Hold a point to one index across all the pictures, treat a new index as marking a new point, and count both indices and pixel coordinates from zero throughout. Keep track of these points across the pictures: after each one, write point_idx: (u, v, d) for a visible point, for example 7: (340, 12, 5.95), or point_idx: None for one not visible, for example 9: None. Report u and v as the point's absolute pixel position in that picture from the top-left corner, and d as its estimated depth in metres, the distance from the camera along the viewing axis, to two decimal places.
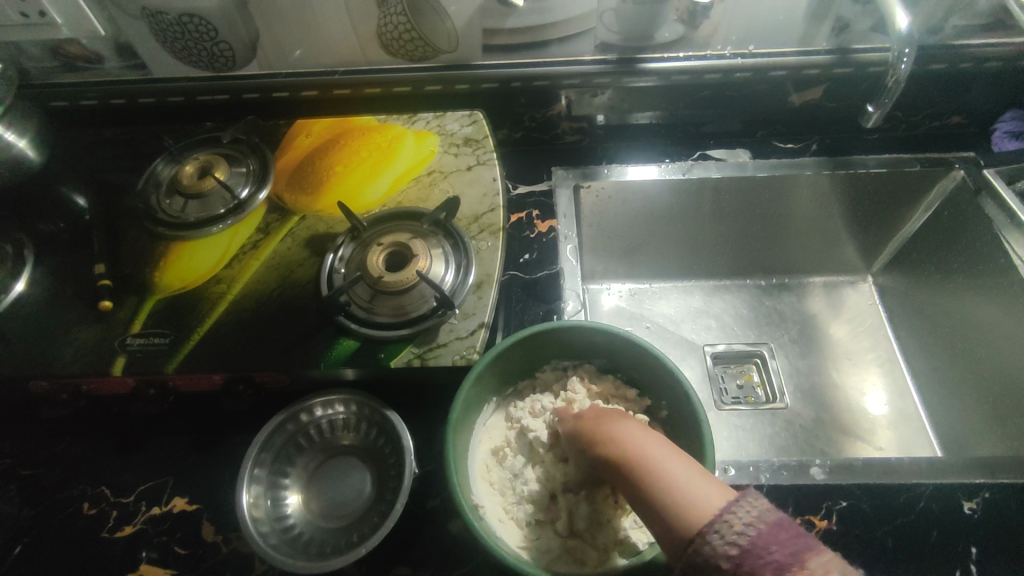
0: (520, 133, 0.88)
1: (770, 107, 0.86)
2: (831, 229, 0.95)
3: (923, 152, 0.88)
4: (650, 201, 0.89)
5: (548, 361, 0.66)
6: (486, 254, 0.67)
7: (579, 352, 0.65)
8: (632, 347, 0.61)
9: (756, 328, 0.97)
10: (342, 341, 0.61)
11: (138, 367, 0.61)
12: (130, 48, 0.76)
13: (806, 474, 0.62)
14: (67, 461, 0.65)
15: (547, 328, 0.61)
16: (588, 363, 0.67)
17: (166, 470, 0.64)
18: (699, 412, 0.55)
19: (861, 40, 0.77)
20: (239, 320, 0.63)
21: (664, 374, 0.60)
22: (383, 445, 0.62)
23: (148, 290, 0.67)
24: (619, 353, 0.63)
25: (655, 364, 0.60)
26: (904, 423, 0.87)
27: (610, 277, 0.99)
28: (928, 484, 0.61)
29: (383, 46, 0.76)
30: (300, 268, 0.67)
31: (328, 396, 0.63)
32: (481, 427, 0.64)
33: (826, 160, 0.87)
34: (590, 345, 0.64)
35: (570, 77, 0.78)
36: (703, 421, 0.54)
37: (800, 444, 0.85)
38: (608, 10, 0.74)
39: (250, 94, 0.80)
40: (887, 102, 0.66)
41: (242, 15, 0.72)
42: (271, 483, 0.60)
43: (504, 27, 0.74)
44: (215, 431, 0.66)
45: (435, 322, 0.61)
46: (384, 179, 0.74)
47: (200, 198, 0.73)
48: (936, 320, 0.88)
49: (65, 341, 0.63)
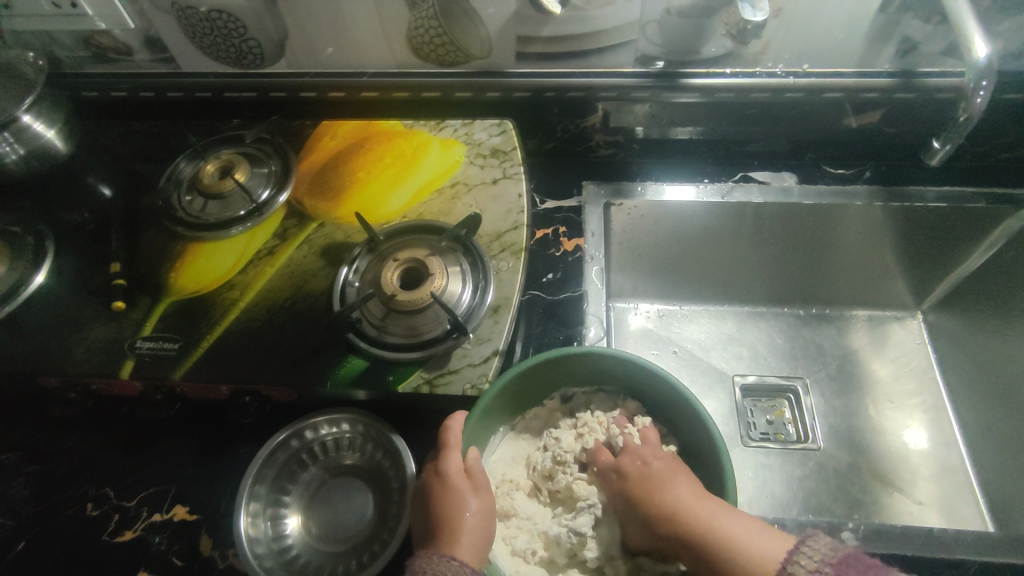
0: (552, 144, 0.84)
1: (823, 130, 0.80)
2: (881, 261, 0.89)
3: (989, 187, 0.80)
4: (685, 222, 0.84)
5: (560, 389, 0.64)
6: (506, 275, 0.64)
7: (592, 379, 0.63)
8: (652, 378, 0.58)
9: (791, 361, 0.92)
10: (351, 359, 0.59)
11: (145, 372, 0.60)
12: (159, 41, 0.75)
13: (836, 538, 0.57)
14: (75, 457, 0.65)
15: (566, 354, 0.59)
16: (598, 390, 0.64)
17: (169, 476, 0.63)
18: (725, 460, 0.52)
19: (930, 63, 0.70)
20: (249, 329, 0.62)
21: (687, 414, 0.56)
22: (387, 468, 0.60)
23: (161, 292, 0.65)
24: (634, 381, 0.61)
25: (676, 399, 0.57)
26: (947, 477, 0.81)
27: (639, 297, 0.95)
28: (974, 560, 0.56)
29: (413, 49, 0.73)
30: (314, 278, 0.65)
31: (333, 414, 0.61)
32: (485, 459, 0.61)
33: (880, 190, 0.81)
34: (603, 373, 0.61)
35: (608, 89, 0.73)
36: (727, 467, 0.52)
37: (832, 491, 0.80)
38: (651, 22, 0.69)
39: (276, 93, 0.78)
40: (957, 138, 0.58)
41: (271, 12, 0.70)
42: (271, 501, 0.58)
43: (539, 35, 0.70)
44: (220, 440, 0.65)
45: (448, 347, 0.58)
46: (406, 188, 0.71)
47: (221, 199, 0.72)
48: (992, 369, 0.81)
49: (77, 339, 0.62)
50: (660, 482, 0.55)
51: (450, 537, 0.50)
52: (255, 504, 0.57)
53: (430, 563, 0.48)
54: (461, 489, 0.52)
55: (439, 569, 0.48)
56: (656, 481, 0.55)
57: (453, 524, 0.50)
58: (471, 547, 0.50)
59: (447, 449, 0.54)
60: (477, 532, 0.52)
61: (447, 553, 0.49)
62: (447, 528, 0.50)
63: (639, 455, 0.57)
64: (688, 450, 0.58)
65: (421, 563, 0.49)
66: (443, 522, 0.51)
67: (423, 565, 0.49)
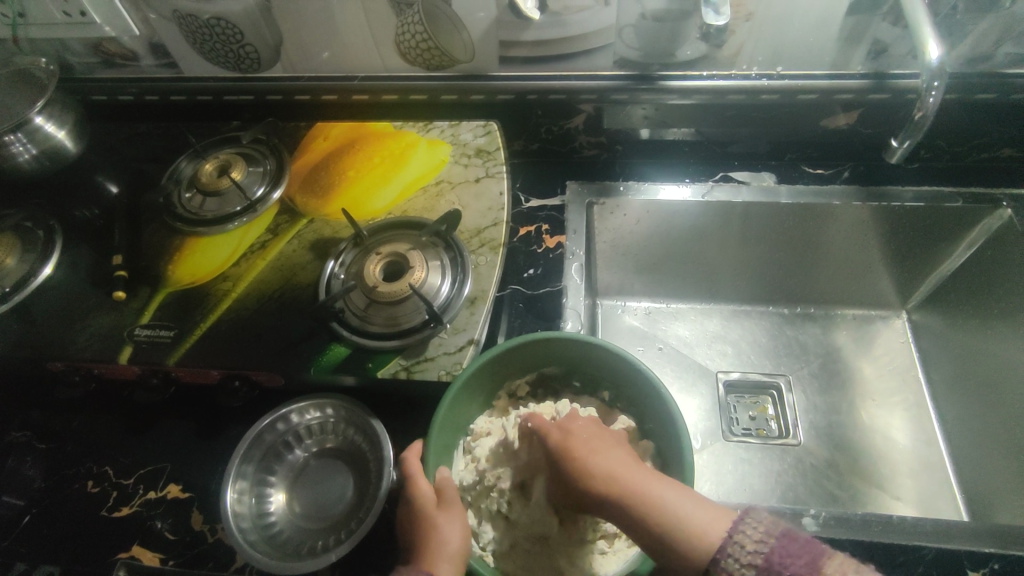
0: (537, 145, 0.87)
1: (801, 133, 0.82)
2: (864, 260, 0.90)
3: (968, 187, 0.81)
4: (667, 222, 0.86)
5: (504, 385, 0.65)
6: (484, 269, 0.66)
7: (532, 366, 0.65)
8: (618, 363, 0.61)
9: (774, 358, 0.93)
10: (333, 347, 0.62)
11: (142, 357, 0.63)
12: (162, 47, 0.79)
13: (798, 524, 0.59)
14: (79, 438, 0.69)
15: (502, 348, 0.60)
16: (539, 373, 0.66)
17: (165, 456, 0.67)
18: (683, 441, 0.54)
19: (901, 64, 0.71)
20: (240, 318, 0.65)
21: (652, 399, 0.59)
22: (366, 451, 0.63)
23: (160, 283, 0.69)
24: (568, 355, 0.63)
25: (641, 382, 0.60)
26: (925, 473, 0.82)
27: (625, 294, 0.98)
28: (933, 548, 0.57)
29: (401, 54, 0.77)
30: (302, 271, 0.68)
31: (317, 399, 0.64)
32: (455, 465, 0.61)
33: (859, 190, 0.82)
34: (540, 356, 0.63)
35: (587, 92, 0.76)
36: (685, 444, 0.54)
37: (810, 485, 0.82)
38: (627, 26, 0.71)
39: (273, 96, 0.82)
40: (913, 136, 0.59)
41: (266, 19, 0.74)
42: (258, 480, 0.61)
43: (520, 39, 0.73)
44: (214, 423, 0.69)
45: (425, 336, 0.61)
46: (392, 187, 0.74)
47: (217, 196, 0.75)
48: (972, 367, 0.82)
49: (82, 326, 0.66)
50: (595, 445, 0.54)
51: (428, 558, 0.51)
52: (241, 482, 0.60)
53: None
54: (431, 513, 0.53)
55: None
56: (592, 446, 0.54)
57: (429, 547, 0.51)
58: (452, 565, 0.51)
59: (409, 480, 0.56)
60: (459, 548, 0.52)
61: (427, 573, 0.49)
62: (426, 551, 0.51)
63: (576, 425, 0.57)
64: (652, 428, 0.61)
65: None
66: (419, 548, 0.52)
67: None
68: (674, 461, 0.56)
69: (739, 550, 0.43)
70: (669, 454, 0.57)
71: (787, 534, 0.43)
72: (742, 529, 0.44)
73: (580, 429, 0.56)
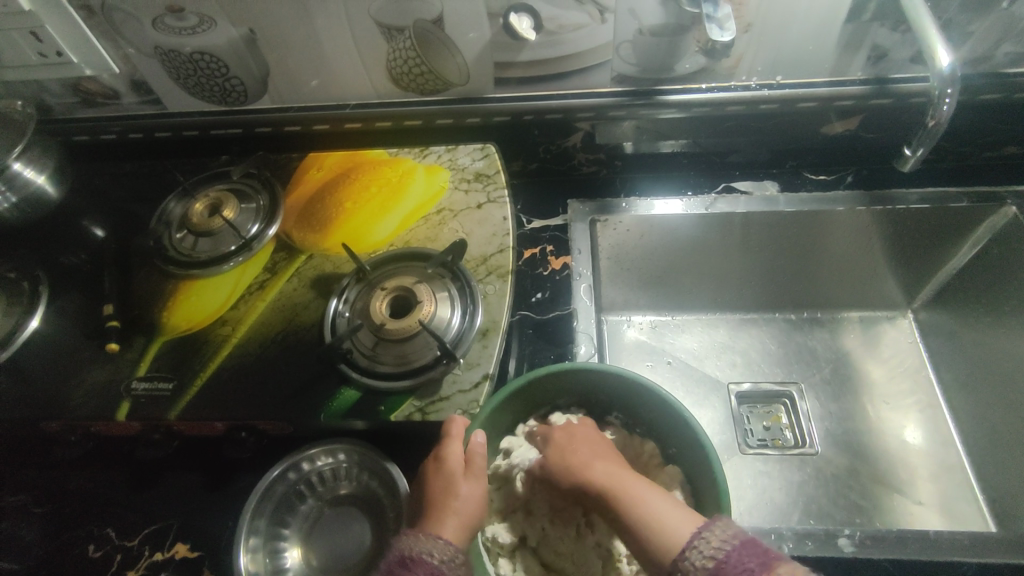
0: (535, 164, 0.85)
1: (803, 140, 0.81)
2: (869, 262, 0.89)
3: (971, 186, 0.81)
4: (670, 236, 0.85)
5: (519, 421, 0.63)
6: (494, 299, 0.64)
7: (546, 399, 0.63)
8: (640, 390, 0.59)
9: (785, 366, 0.92)
10: (343, 391, 0.60)
11: (141, 413, 0.60)
12: (145, 84, 0.76)
13: (833, 546, 0.57)
14: (78, 498, 0.66)
15: (521, 381, 0.59)
16: (552, 407, 0.64)
17: (170, 512, 0.64)
18: (715, 462, 0.53)
19: (902, 68, 0.71)
20: (243, 364, 0.63)
21: (677, 422, 0.58)
22: (382, 496, 0.60)
23: (155, 331, 0.66)
24: (582, 385, 0.62)
25: (665, 408, 0.58)
26: (944, 476, 0.81)
27: (630, 309, 0.95)
28: (971, 563, 0.56)
29: (394, 80, 0.74)
30: (305, 310, 0.66)
31: (329, 445, 0.62)
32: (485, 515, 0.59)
33: (863, 195, 0.82)
34: (554, 389, 0.62)
35: (585, 110, 0.74)
36: (719, 470, 0.53)
37: (831, 495, 0.80)
38: (625, 42, 0.69)
39: (262, 128, 0.79)
40: (928, 142, 0.59)
41: (251, 50, 0.71)
42: (270, 535, 0.58)
43: (516, 60, 0.71)
44: (219, 474, 0.66)
45: (438, 374, 0.59)
46: (392, 216, 0.72)
47: (210, 236, 0.73)
48: (986, 366, 0.81)
49: (76, 382, 0.63)
50: (591, 453, 0.57)
51: (439, 517, 0.52)
52: (254, 539, 0.57)
53: (417, 540, 0.50)
54: (453, 476, 0.54)
55: (426, 545, 0.49)
56: (597, 453, 0.57)
57: (443, 507, 0.52)
58: (459, 528, 0.52)
59: (450, 438, 0.55)
60: (471, 517, 0.53)
61: (434, 532, 0.51)
62: (439, 510, 0.52)
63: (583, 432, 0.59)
64: (679, 451, 0.59)
65: (408, 541, 0.50)
66: (436, 506, 0.53)
67: (410, 543, 0.50)
68: (706, 490, 0.55)
69: (704, 545, 0.45)
70: (700, 478, 0.56)
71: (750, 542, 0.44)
72: (705, 535, 0.45)
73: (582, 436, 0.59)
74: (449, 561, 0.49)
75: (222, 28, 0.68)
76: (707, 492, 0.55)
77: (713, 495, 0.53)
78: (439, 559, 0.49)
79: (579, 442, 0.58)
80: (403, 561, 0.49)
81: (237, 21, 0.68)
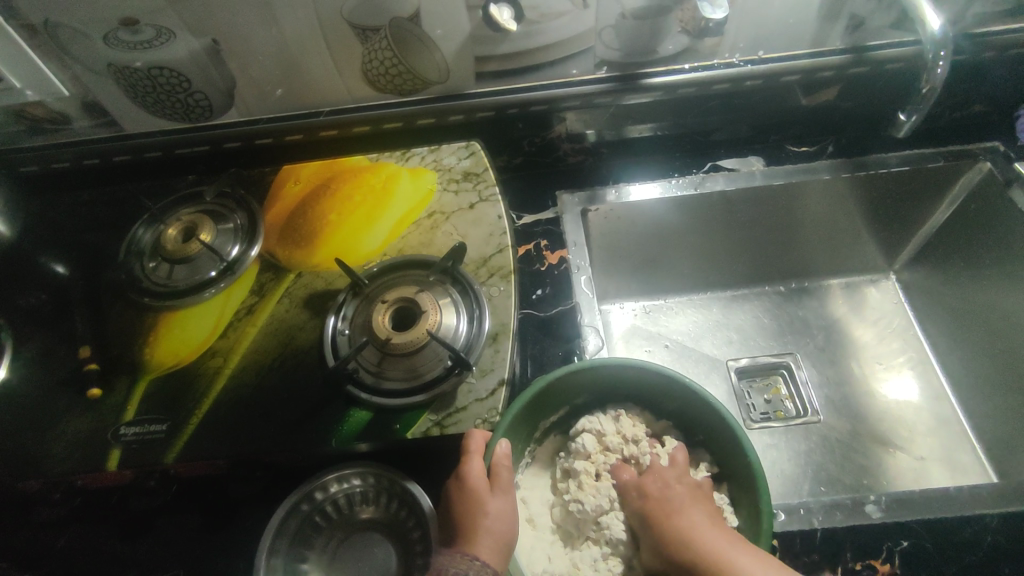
0: (520, 158, 0.83)
1: (782, 113, 0.82)
2: (851, 228, 0.91)
3: (945, 146, 0.83)
4: (660, 219, 0.84)
5: (539, 424, 0.62)
6: (500, 301, 0.62)
7: (566, 399, 0.61)
8: (661, 381, 0.58)
9: (780, 338, 0.92)
10: (353, 413, 0.57)
11: (135, 460, 0.56)
12: (99, 105, 0.70)
13: (861, 513, 0.58)
14: (64, 560, 0.59)
15: (544, 383, 0.57)
16: (571, 405, 0.63)
17: (175, 562, 0.59)
18: (749, 447, 0.53)
19: (879, 36, 0.71)
20: (241, 396, 0.59)
21: (704, 408, 0.57)
22: (405, 518, 0.57)
23: (139, 370, 0.62)
24: (604, 381, 0.60)
25: (691, 396, 0.58)
26: (943, 429, 0.83)
27: (623, 296, 0.94)
28: (993, 515, 0.57)
29: (369, 82, 0.71)
30: (301, 331, 0.63)
31: (342, 470, 0.58)
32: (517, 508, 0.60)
33: (844, 162, 0.83)
34: (575, 388, 0.60)
35: (570, 99, 0.73)
36: (753, 453, 0.53)
37: (837, 460, 0.81)
38: (607, 27, 0.67)
39: (230, 143, 0.75)
40: (921, 110, 0.65)
41: (215, 62, 0.67)
42: (290, 572, 0.55)
43: (495, 53, 0.69)
44: (221, 513, 0.61)
45: (452, 384, 0.57)
46: (382, 225, 0.69)
47: (187, 262, 0.68)
48: (970, 318, 0.83)
49: (56, 434, 0.58)
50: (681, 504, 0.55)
51: (470, 534, 0.51)
52: None
53: (451, 561, 0.49)
54: (479, 493, 0.53)
55: (460, 567, 0.49)
56: (676, 504, 0.55)
57: (475, 525, 0.52)
58: (492, 546, 0.52)
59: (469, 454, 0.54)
60: (500, 531, 0.53)
61: (468, 552, 0.50)
62: (468, 528, 0.51)
63: (664, 478, 0.58)
64: (706, 436, 0.59)
65: (443, 560, 0.50)
66: (462, 523, 0.52)
67: (443, 563, 0.49)
68: (741, 472, 0.55)
69: None
70: (732, 461, 0.56)
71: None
72: None
73: (672, 481, 0.57)
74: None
75: (183, 40, 0.64)
76: (740, 471, 0.55)
77: (749, 480, 0.53)
78: None
79: (666, 490, 0.57)
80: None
81: (198, 31, 0.63)
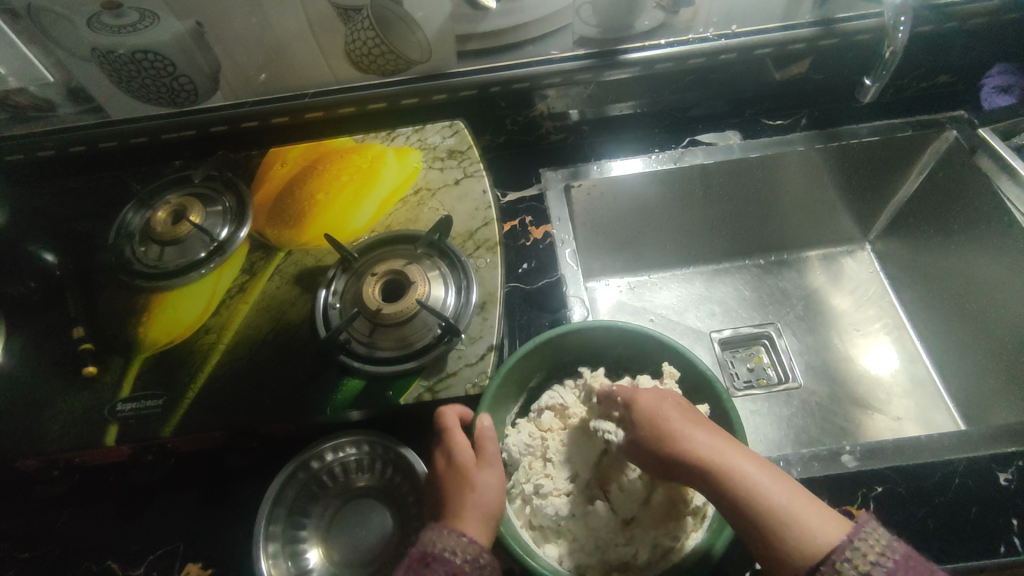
0: (503, 137, 0.85)
1: (756, 87, 0.84)
2: (826, 200, 0.94)
3: (915, 115, 0.86)
4: (641, 195, 0.86)
5: (527, 388, 0.64)
6: (487, 272, 0.64)
7: (552, 362, 0.64)
8: (620, 335, 0.62)
9: (760, 309, 0.95)
10: (346, 382, 0.58)
11: (133, 434, 0.57)
12: (84, 91, 0.71)
13: (838, 463, 0.60)
14: (64, 537, 0.60)
15: (531, 346, 0.60)
16: (557, 368, 0.66)
17: (176, 534, 0.60)
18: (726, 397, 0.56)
19: (846, 8, 0.74)
20: (236, 370, 0.60)
21: (686, 366, 0.60)
22: (401, 483, 0.59)
23: (133, 349, 0.63)
24: (589, 343, 0.63)
25: (672, 355, 0.61)
26: (918, 390, 0.86)
27: (608, 273, 0.96)
28: (961, 458, 0.60)
29: (353, 64, 0.72)
30: (293, 307, 0.64)
31: (338, 438, 0.60)
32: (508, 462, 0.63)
33: (817, 134, 0.85)
34: (560, 351, 0.63)
35: (551, 76, 0.75)
36: (730, 404, 0.56)
37: (818, 422, 0.83)
38: (584, 4, 0.69)
39: (216, 127, 0.76)
40: (885, 74, 0.68)
41: (199, 44, 0.67)
42: (289, 538, 0.56)
43: (476, 31, 0.70)
44: (220, 486, 0.62)
45: (443, 350, 0.58)
46: (369, 203, 0.71)
47: (177, 244, 0.69)
48: (940, 282, 0.87)
49: (53, 413, 0.59)
50: (688, 420, 0.51)
51: (457, 512, 0.50)
52: (273, 544, 0.55)
53: (439, 535, 0.48)
54: (466, 469, 0.52)
55: (448, 542, 0.47)
56: (685, 419, 0.51)
57: (462, 501, 0.50)
58: (480, 522, 0.49)
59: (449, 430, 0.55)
60: (493, 502, 0.51)
61: (456, 528, 0.48)
62: (456, 505, 0.50)
63: (660, 395, 0.54)
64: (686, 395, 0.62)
65: (431, 537, 0.48)
66: (450, 500, 0.51)
67: (430, 537, 0.48)
68: (721, 425, 0.57)
69: (861, 550, 0.41)
70: (711, 414, 0.59)
71: (911, 556, 0.41)
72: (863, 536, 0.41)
73: (665, 399, 0.54)
74: (471, 561, 0.46)
75: (166, 22, 0.64)
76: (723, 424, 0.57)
77: (725, 419, 0.56)
78: (462, 558, 0.46)
79: (667, 405, 0.53)
80: (424, 557, 0.46)
81: (181, 13, 0.64)
